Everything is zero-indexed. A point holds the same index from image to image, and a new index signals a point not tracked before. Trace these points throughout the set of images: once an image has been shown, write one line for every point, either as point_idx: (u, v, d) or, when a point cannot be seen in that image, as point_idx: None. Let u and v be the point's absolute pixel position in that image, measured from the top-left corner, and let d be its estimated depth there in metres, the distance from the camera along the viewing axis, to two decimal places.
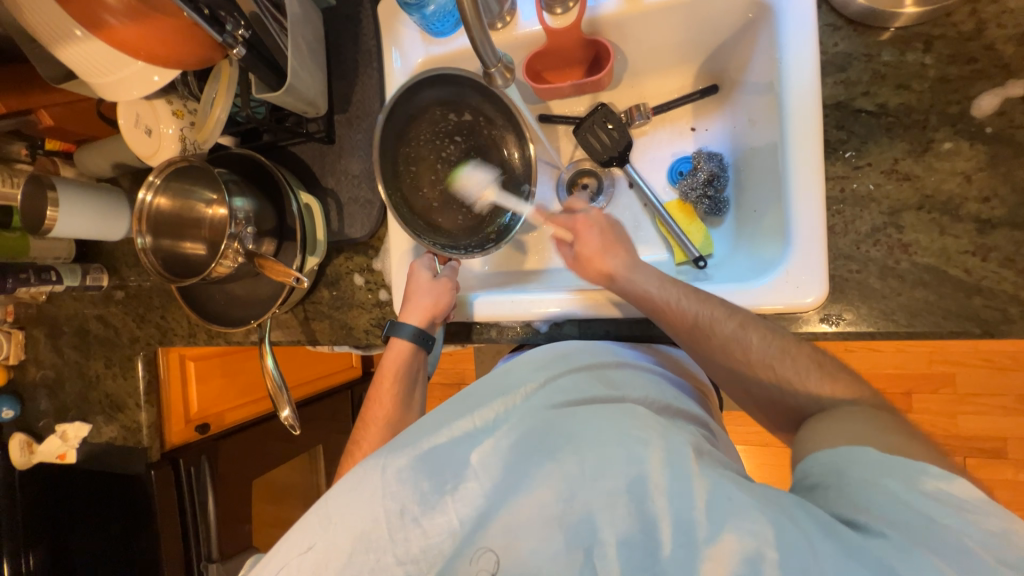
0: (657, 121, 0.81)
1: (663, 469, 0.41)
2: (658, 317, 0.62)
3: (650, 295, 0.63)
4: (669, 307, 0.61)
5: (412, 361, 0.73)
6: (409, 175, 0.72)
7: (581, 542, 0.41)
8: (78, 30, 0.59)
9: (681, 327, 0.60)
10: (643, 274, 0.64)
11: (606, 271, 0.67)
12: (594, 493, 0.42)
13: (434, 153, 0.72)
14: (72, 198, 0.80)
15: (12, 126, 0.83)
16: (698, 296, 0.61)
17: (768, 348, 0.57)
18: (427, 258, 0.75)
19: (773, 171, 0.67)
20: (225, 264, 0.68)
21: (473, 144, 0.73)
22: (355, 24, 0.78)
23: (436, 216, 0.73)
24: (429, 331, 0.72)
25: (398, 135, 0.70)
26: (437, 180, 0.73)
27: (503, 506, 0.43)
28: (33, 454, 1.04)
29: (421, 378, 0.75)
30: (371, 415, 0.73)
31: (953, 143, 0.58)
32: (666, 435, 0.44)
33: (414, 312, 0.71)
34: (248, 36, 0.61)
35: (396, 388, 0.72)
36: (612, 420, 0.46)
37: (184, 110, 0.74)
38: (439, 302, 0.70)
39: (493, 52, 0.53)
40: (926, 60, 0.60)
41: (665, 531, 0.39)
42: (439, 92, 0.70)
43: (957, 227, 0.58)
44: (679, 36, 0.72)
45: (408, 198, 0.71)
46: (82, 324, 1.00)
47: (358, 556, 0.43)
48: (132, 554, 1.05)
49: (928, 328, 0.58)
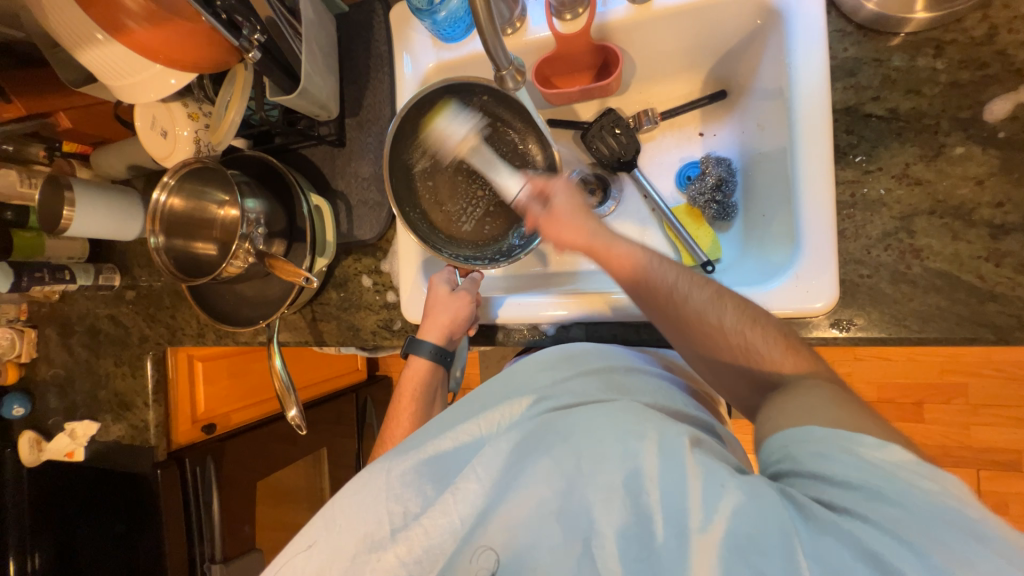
0: (666, 126, 0.81)
1: (658, 461, 0.40)
2: (636, 283, 0.58)
3: (632, 256, 0.59)
4: (648, 270, 0.58)
5: (432, 379, 0.74)
6: (428, 191, 0.73)
7: (577, 535, 0.41)
8: (100, 34, 0.60)
9: (659, 291, 0.57)
10: (618, 240, 0.61)
11: (580, 232, 0.61)
12: (590, 486, 0.41)
13: (451, 165, 0.73)
14: (89, 199, 0.81)
15: (32, 129, 0.85)
16: (672, 267, 0.59)
17: (740, 315, 0.54)
18: (446, 272, 0.74)
19: (783, 177, 0.67)
20: (235, 265, 0.69)
21: (494, 154, 0.73)
22: (368, 30, 0.79)
23: (454, 228, 0.74)
24: (447, 347, 0.73)
25: (408, 150, 0.71)
26: (455, 193, 0.73)
27: (502, 502, 0.43)
28: (42, 451, 1.05)
29: (440, 392, 0.75)
30: (391, 439, 0.73)
31: (965, 148, 0.58)
32: (662, 427, 0.43)
33: (432, 328, 0.70)
34: (263, 41, 0.62)
35: (415, 405, 0.72)
36: (610, 416, 0.45)
37: (199, 112, 0.76)
38: (458, 316, 0.70)
39: (506, 54, 0.52)
40: (937, 65, 0.60)
41: (659, 522, 0.38)
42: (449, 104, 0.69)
43: (970, 233, 0.57)
44: (687, 41, 0.73)
45: (428, 211, 0.73)
46: (94, 323, 1.01)
47: (362, 557, 0.43)
48: (137, 553, 1.05)
49: (941, 334, 0.58)
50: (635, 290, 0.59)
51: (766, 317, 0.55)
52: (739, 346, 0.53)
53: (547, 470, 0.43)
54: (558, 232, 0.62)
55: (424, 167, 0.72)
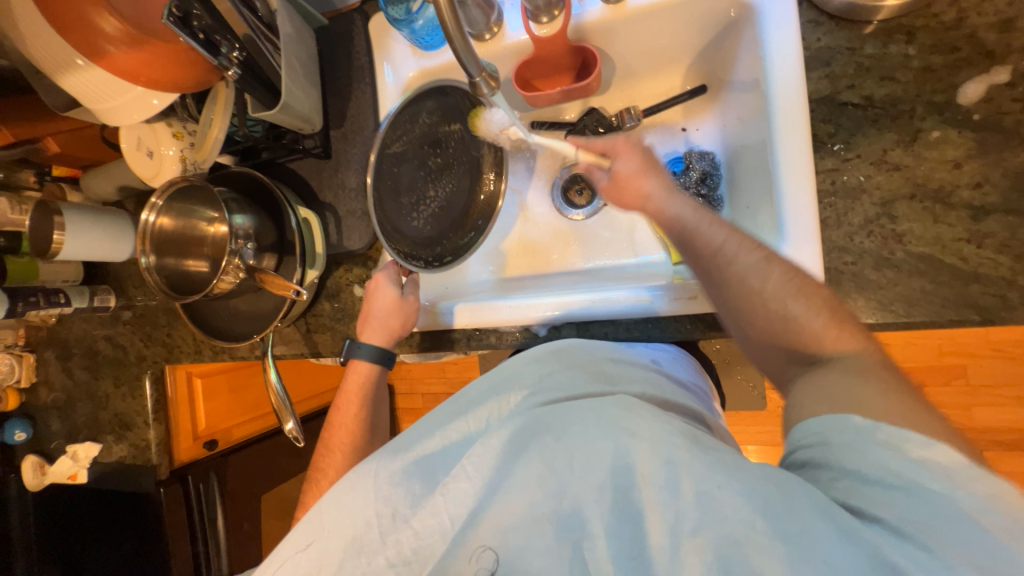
0: (649, 122, 0.82)
1: (651, 458, 0.40)
2: (683, 241, 0.58)
3: (682, 218, 0.58)
4: (698, 231, 0.57)
5: (375, 381, 0.75)
6: (391, 177, 0.69)
7: (570, 538, 0.41)
8: (80, 59, 0.61)
9: (703, 253, 0.56)
10: (678, 198, 0.60)
11: (639, 195, 0.62)
12: (581, 487, 0.42)
13: (417, 160, 0.71)
14: (78, 222, 0.81)
15: (20, 155, 0.86)
16: (727, 226, 0.56)
17: (786, 282, 0.52)
18: (391, 269, 0.74)
19: (763, 168, 0.67)
20: (227, 281, 0.69)
21: (459, 162, 0.73)
22: (348, 42, 0.79)
23: (403, 220, 0.70)
24: (391, 350, 0.74)
25: (388, 131, 0.66)
26: (410, 184, 0.71)
27: (491, 505, 0.43)
28: (45, 475, 1.05)
29: (386, 395, 0.77)
30: (334, 442, 0.72)
31: (941, 131, 0.58)
32: (654, 422, 0.43)
33: (377, 332, 0.72)
34: (242, 58, 0.62)
35: (361, 412, 0.73)
36: (599, 413, 0.45)
37: (184, 131, 0.76)
38: (407, 321, 0.72)
39: (477, 62, 0.52)
40: (910, 51, 0.60)
41: (652, 521, 0.38)
42: (435, 106, 0.70)
43: (951, 215, 0.58)
44: (666, 37, 0.73)
45: (383, 197, 0.67)
46: (92, 345, 1.01)
47: (349, 560, 0.44)
48: (145, 572, 1.06)
49: (927, 318, 0.58)
50: (678, 246, 0.59)
51: (817, 288, 0.52)
52: (778, 315, 0.51)
53: (539, 468, 0.43)
54: (618, 199, 0.65)
55: (390, 151, 0.67)
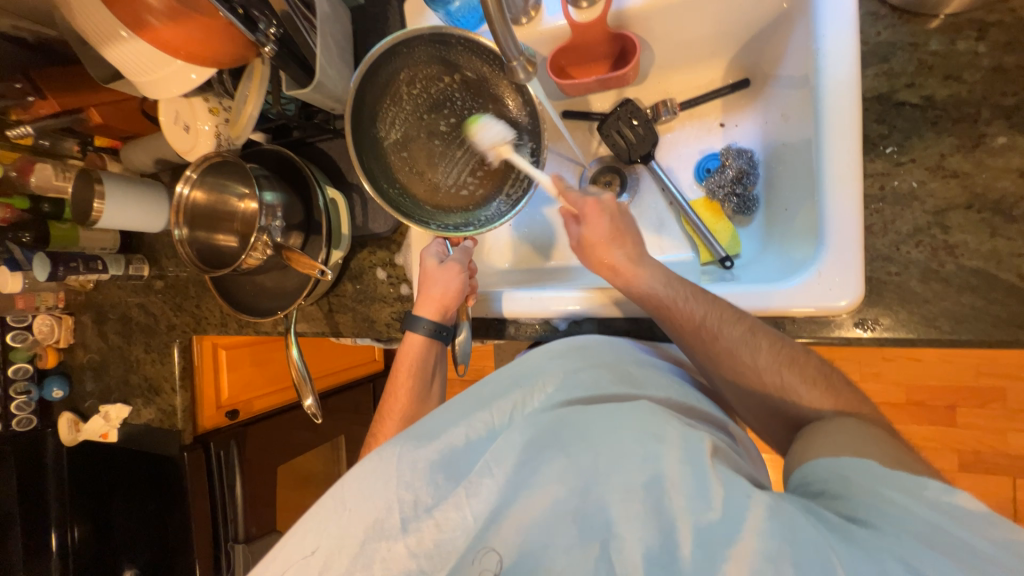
0: (685, 117, 0.79)
1: (680, 465, 0.40)
2: (661, 317, 0.60)
3: (656, 294, 0.60)
4: (674, 306, 0.59)
5: (428, 354, 0.73)
6: (405, 163, 0.66)
7: (595, 536, 0.40)
8: (124, 31, 0.63)
9: (686, 328, 0.58)
10: (646, 273, 0.62)
11: (607, 263, 0.64)
12: (607, 488, 0.41)
13: (424, 132, 0.66)
14: (118, 193, 0.84)
15: (65, 124, 0.88)
16: (708, 299, 0.58)
17: (776, 357, 0.54)
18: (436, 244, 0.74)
19: (806, 169, 0.64)
20: (255, 256, 0.70)
21: (471, 110, 0.65)
22: (382, 22, 0.78)
23: (441, 196, 0.67)
24: (442, 324, 0.72)
25: (373, 124, 0.64)
26: (432, 157, 0.67)
27: (516, 502, 0.43)
28: (79, 431, 1.11)
29: (439, 366, 0.75)
30: (388, 409, 0.73)
31: (1008, 138, 0.54)
32: (684, 433, 0.42)
33: (427, 304, 0.71)
34: (279, 35, 0.63)
35: (412, 380, 0.72)
36: (627, 417, 0.44)
37: (219, 107, 0.77)
38: (449, 290, 0.69)
39: (516, 44, 0.51)
40: (979, 49, 0.56)
41: (684, 532, 0.37)
42: (412, 73, 0.63)
43: (1011, 229, 0.54)
44: (711, 27, 0.70)
45: (403, 185, 0.66)
46: (125, 311, 1.05)
47: (371, 543, 0.44)
48: (166, 530, 1.11)
49: (975, 336, 0.54)
50: (657, 319, 0.61)
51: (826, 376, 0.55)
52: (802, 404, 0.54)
53: (564, 469, 0.43)
54: (593, 254, 0.65)
55: (393, 134, 0.65)
